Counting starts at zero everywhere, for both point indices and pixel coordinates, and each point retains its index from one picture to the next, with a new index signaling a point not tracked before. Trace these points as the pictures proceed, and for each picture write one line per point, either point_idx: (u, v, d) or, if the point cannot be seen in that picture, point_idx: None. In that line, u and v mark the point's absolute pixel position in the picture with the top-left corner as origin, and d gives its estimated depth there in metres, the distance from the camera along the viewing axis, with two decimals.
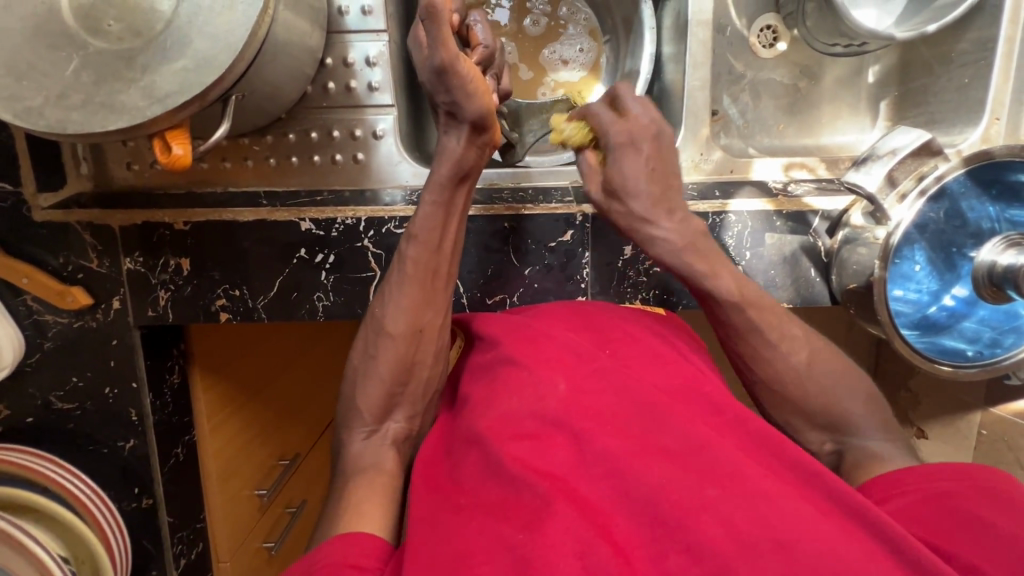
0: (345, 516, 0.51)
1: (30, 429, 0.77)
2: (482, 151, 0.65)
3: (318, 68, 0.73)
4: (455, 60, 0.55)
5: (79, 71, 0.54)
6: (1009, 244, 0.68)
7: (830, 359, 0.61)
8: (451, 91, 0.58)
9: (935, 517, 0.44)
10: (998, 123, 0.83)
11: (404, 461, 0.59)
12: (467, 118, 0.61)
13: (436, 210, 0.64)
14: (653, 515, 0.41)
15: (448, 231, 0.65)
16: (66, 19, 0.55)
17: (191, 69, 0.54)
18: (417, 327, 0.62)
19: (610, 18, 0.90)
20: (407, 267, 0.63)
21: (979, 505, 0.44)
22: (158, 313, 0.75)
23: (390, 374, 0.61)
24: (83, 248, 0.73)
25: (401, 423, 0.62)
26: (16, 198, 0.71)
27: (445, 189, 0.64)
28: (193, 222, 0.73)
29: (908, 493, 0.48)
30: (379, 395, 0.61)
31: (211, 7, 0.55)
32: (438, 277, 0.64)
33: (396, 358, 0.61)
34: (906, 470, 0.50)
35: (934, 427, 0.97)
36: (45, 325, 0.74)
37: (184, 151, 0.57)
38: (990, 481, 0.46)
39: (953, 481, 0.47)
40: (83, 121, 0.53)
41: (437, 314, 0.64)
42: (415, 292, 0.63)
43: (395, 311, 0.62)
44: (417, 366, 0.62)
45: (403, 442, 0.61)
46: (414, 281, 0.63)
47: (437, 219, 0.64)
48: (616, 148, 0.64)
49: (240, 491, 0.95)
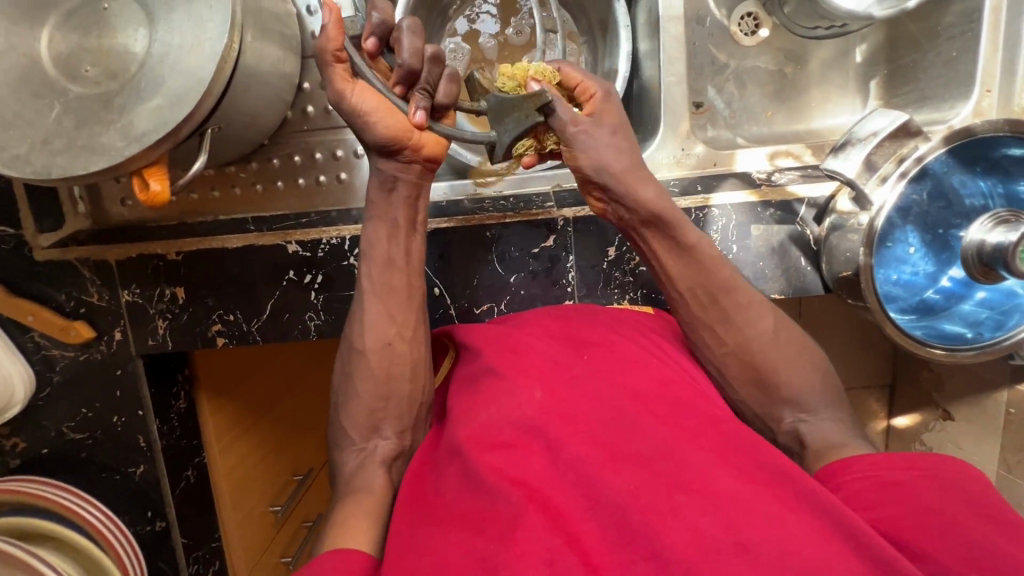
0: (334, 533, 0.52)
1: (47, 459, 0.80)
2: (411, 169, 0.62)
3: (296, 93, 0.75)
4: (344, 92, 0.57)
5: (60, 117, 0.57)
6: (998, 222, 0.66)
7: (790, 334, 0.63)
8: (351, 123, 0.59)
9: (890, 504, 0.45)
10: (990, 95, 0.81)
11: (393, 478, 0.60)
12: (373, 146, 0.61)
13: (380, 223, 0.64)
14: (621, 522, 0.42)
15: (395, 243, 0.65)
16: (47, 69, 0.58)
17: (165, 106, 0.56)
18: (386, 341, 0.64)
19: (585, 20, 0.89)
20: (364, 285, 0.65)
21: (932, 496, 0.45)
22: (158, 342, 0.78)
23: (369, 391, 0.63)
24: (83, 284, 0.76)
25: (392, 440, 0.63)
26: (18, 240, 0.74)
27: (380, 201, 0.63)
28: (185, 251, 0.76)
29: (859, 480, 0.48)
30: (366, 408, 0.63)
31: (181, 45, 0.56)
32: (401, 290, 0.65)
33: (371, 375, 0.63)
34: (851, 458, 0.51)
35: (959, 409, 0.92)
36: (53, 359, 0.77)
37: (161, 186, 0.59)
38: (942, 470, 0.47)
39: (909, 468, 0.47)
40: (66, 164, 0.55)
41: (409, 328, 0.65)
42: (377, 309, 0.64)
43: (363, 329, 0.64)
44: (394, 380, 0.63)
45: (393, 460, 0.62)
46: (377, 297, 0.64)
47: (381, 235, 0.64)
48: (598, 116, 0.62)
49: (254, 507, 0.98)
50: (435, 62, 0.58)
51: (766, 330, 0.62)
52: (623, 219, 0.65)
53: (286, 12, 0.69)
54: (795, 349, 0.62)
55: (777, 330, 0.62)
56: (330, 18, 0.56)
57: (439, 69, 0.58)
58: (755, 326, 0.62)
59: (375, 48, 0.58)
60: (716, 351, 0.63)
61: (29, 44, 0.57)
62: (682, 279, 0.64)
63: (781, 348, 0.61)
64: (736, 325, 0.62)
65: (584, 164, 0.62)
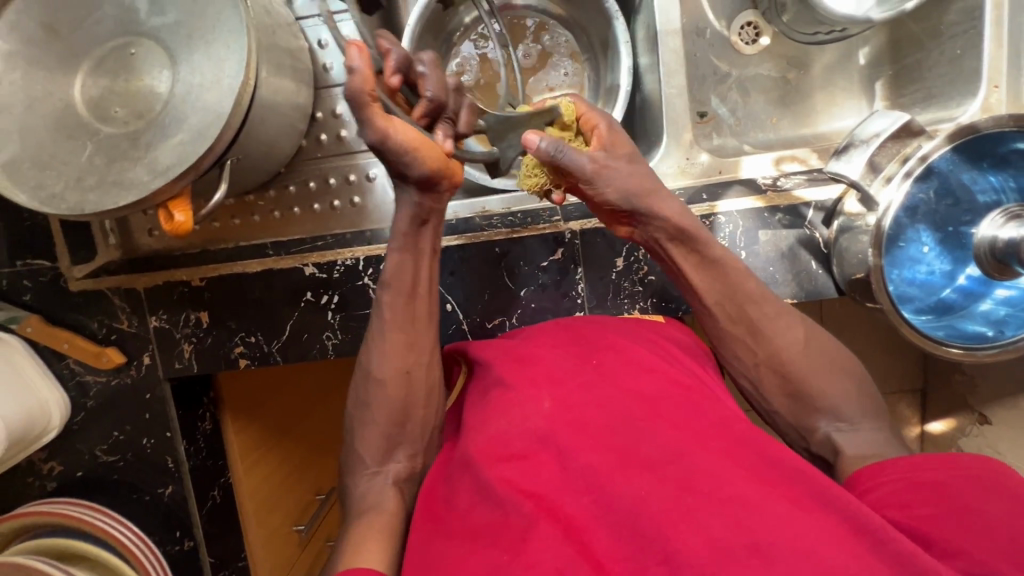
0: (348, 555, 0.53)
1: (81, 481, 0.83)
2: (441, 199, 0.63)
3: (310, 122, 0.79)
4: (387, 132, 0.53)
5: (93, 156, 0.61)
6: (1009, 217, 0.66)
7: (819, 341, 0.62)
8: (393, 164, 0.56)
9: (926, 504, 0.45)
10: (999, 91, 0.79)
11: (405, 497, 0.62)
12: (414, 181, 0.59)
13: (404, 256, 0.64)
14: (633, 528, 0.42)
15: (420, 272, 0.66)
16: (81, 112, 0.62)
17: (187, 141, 0.59)
18: (406, 368, 0.65)
19: (586, 38, 0.90)
20: (385, 315, 0.65)
21: (972, 494, 0.44)
22: (184, 365, 0.81)
23: (384, 418, 0.64)
24: (114, 311, 0.80)
25: (403, 462, 0.64)
26: (54, 273, 0.79)
27: (406, 237, 0.64)
28: (208, 278, 0.79)
29: (898, 478, 0.48)
30: (379, 430, 0.64)
31: (203, 83, 0.60)
32: (418, 315, 0.66)
33: (388, 402, 0.64)
34: (886, 460, 0.50)
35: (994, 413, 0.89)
36: (86, 385, 0.81)
37: (185, 217, 0.62)
38: (980, 468, 0.47)
39: (946, 468, 0.47)
40: (97, 200, 0.59)
41: (426, 355, 0.66)
42: (397, 338, 0.65)
43: (381, 358, 0.65)
44: (412, 408, 0.65)
45: (404, 482, 0.63)
46: (397, 326, 0.65)
47: (405, 266, 0.65)
48: (611, 148, 0.65)
49: (279, 527, 1.01)
50: (458, 91, 0.57)
51: (792, 336, 0.62)
52: (648, 236, 0.66)
53: (299, 47, 0.72)
54: (800, 351, 0.61)
55: (801, 336, 0.62)
56: (362, 59, 0.49)
57: (461, 97, 0.58)
58: (780, 336, 0.62)
59: (399, 84, 0.54)
60: (747, 363, 0.63)
61: (65, 90, 0.62)
62: (703, 291, 0.65)
63: (812, 352, 0.61)
64: (763, 334, 0.63)
65: (610, 195, 0.62)
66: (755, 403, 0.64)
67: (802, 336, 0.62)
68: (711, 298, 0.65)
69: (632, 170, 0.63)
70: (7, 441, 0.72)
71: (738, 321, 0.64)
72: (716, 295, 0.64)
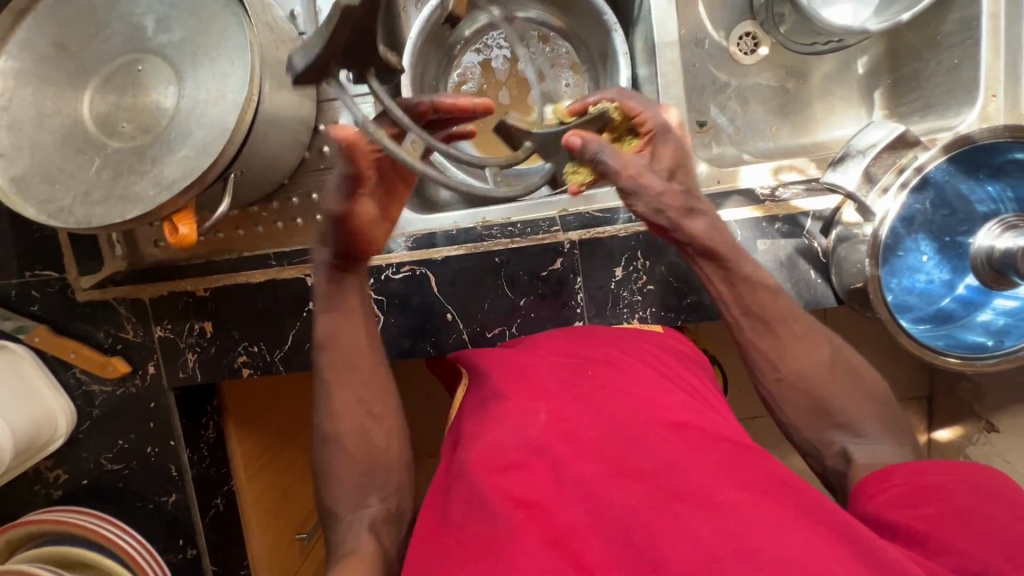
0: None
1: (86, 490, 0.84)
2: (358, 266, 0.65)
3: (313, 135, 0.80)
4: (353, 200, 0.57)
5: (100, 169, 0.62)
6: (1005, 227, 0.66)
7: (846, 364, 0.63)
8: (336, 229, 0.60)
9: (929, 505, 0.47)
10: (996, 100, 0.79)
11: (380, 541, 0.61)
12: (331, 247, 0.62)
13: (342, 313, 0.66)
14: (626, 537, 0.42)
15: (355, 326, 0.67)
16: (88, 127, 0.63)
17: (191, 156, 0.61)
18: (360, 423, 0.66)
19: (586, 50, 0.92)
20: (326, 375, 0.66)
21: (971, 498, 0.46)
22: (188, 374, 0.82)
23: (346, 475, 0.65)
24: (120, 321, 0.81)
25: (376, 506, 0.65)
26: (62, 283, 0.80)
27: (337, 294, 0.65)
28: (212, 288, 0.80)
29: (902, 483, 0.50)
30: (348, 485, 0.65)
31: (207, 99, 0.62)
32: (378, 371, 0.68)
33: (348, 458, 0.65)
34: (893, 466, 0.52)
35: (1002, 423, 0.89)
36: (92, 394, 0.82)
37: (190, 230, 0.64)
38: (981, 476, 0.49)
39: (948, 475, 0.49)
40: (104, 213, 0.60)
41: (376, 406, 0.67)
42: (344, 395, 0.66)
43: (332, 417, 0.66)
44: (372, 460, 0.66)
45: (380, 525, 0.63)
46: (343, 384, 0.66)
47: (343, 323, 0.66)
48: (656, 156, 0.61)
49: (281, 536, 1.01)
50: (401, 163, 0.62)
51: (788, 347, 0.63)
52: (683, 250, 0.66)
53: None
54: (819, 366, 0.62)
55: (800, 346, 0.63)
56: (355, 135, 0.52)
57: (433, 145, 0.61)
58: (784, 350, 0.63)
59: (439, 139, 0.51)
60: (774, 376, 0.63)
61: (73, 106, 0.63)
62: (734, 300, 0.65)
63: (824, 362, 0.62)
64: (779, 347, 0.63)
65: (641, 211, 0.61)
66: (779, 419, 0.64)
67: (807, 347, 0.63)
68: (734, 307, 0.65)
69: (669, 190, 0.61)
70: (14, 450, 0.73)
71: (769, 336, 0.64)
72: (738, 304, 0.65)
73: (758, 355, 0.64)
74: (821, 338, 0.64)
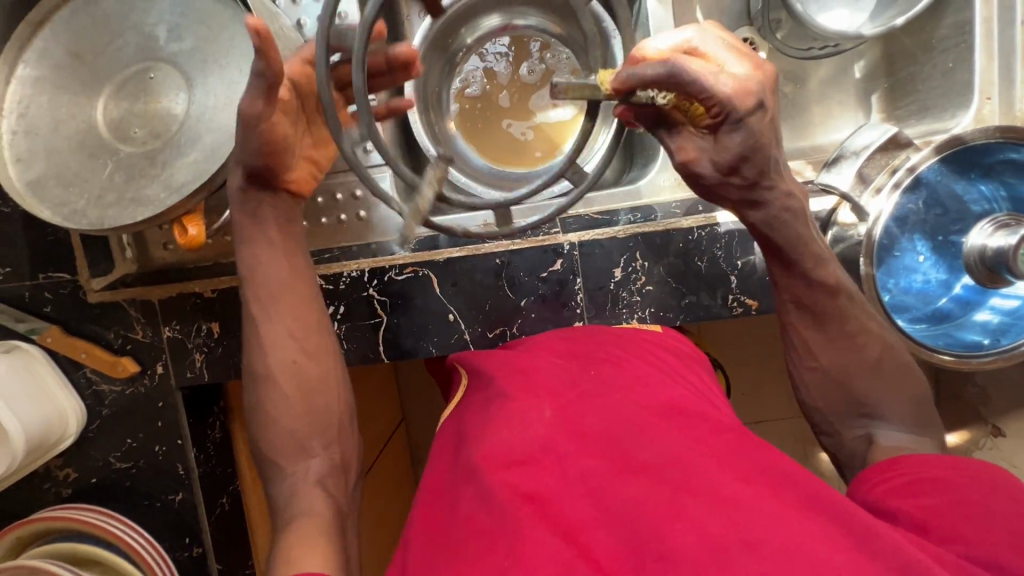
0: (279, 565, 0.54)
1: (94, 488, 0.86)
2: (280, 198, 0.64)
3: None
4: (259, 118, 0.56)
5: (113, 173, 0.64)
6: (997, 226, 0.67)
7: (895, 359, 0.62)
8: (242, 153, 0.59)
9: (931, 496, 0.48)
10: (990, 102, 0.81)
11: (329, 495, 0.62)
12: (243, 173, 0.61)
13: (267, 248, 0.65)
14: (630, 528, 0.43)
15: (278, 259, 0.65)
16: (102, 133, 0.66)
17: (202, 160, 0.63)
18: (292, 359, 0.65)
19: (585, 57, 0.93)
20: (250, 309, 0.65)
21: (973, 490, 0.47)
22: (195, 374, 0.83)
23: (287, 418, 0.64)
24: (129, 322, 0.83)
25: (319, 456, 0.64)
26: (74, 285, 0.82)
27: (261, 230, 0.64)
28: (219, 289, 0.82)
29: (906, 474, 0.51)
30: (292, 429, 0.64)
31: (217, 106, 0.64)
32: (308, 304, 0.67)
33: (283, 397, 0.64)
34: (898, 457, 0.53)
35: (1009, 423, 0.89)
36: (102, 394, 0.84)
37: (198, 231, 0.65)
38: (988, 471, 0.49)
39: (951, 468, 0.50)
40: (116, 215, 0.62)
41: (310, 342, 0.66)
42: (272, 330, 0.65)
43: (262, 354, 0.65)
44: (311, 399, 0.65)
45: (326, 476, 0.63)
46: (271, 318, 0.65)
47: (270, 256, 0.65)
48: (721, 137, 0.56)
49: None
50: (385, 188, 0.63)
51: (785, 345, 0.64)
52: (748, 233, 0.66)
53: None
54: (864, 366, 0.61)
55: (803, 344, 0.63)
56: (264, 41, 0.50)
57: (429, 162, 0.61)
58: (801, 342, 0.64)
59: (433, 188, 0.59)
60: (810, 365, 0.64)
61: (87, 112, 0.66)
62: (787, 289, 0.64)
63: (842, 356, 0.62)
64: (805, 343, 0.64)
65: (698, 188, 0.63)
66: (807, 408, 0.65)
67: (818, 345, 0.63)
68: (786, 295, 0.65)
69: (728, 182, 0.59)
70: (26, 446, 0.75)
71: (821, 330, 0.63)
72: (790, 293, 0.64)
73: (802, 342, 0.64)
74: (875, 335, 0.63)
